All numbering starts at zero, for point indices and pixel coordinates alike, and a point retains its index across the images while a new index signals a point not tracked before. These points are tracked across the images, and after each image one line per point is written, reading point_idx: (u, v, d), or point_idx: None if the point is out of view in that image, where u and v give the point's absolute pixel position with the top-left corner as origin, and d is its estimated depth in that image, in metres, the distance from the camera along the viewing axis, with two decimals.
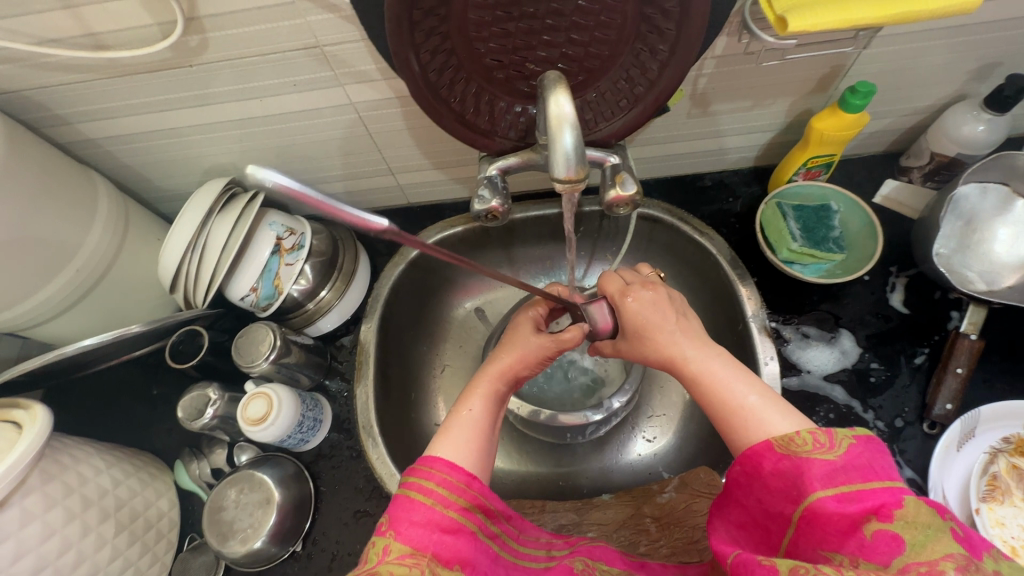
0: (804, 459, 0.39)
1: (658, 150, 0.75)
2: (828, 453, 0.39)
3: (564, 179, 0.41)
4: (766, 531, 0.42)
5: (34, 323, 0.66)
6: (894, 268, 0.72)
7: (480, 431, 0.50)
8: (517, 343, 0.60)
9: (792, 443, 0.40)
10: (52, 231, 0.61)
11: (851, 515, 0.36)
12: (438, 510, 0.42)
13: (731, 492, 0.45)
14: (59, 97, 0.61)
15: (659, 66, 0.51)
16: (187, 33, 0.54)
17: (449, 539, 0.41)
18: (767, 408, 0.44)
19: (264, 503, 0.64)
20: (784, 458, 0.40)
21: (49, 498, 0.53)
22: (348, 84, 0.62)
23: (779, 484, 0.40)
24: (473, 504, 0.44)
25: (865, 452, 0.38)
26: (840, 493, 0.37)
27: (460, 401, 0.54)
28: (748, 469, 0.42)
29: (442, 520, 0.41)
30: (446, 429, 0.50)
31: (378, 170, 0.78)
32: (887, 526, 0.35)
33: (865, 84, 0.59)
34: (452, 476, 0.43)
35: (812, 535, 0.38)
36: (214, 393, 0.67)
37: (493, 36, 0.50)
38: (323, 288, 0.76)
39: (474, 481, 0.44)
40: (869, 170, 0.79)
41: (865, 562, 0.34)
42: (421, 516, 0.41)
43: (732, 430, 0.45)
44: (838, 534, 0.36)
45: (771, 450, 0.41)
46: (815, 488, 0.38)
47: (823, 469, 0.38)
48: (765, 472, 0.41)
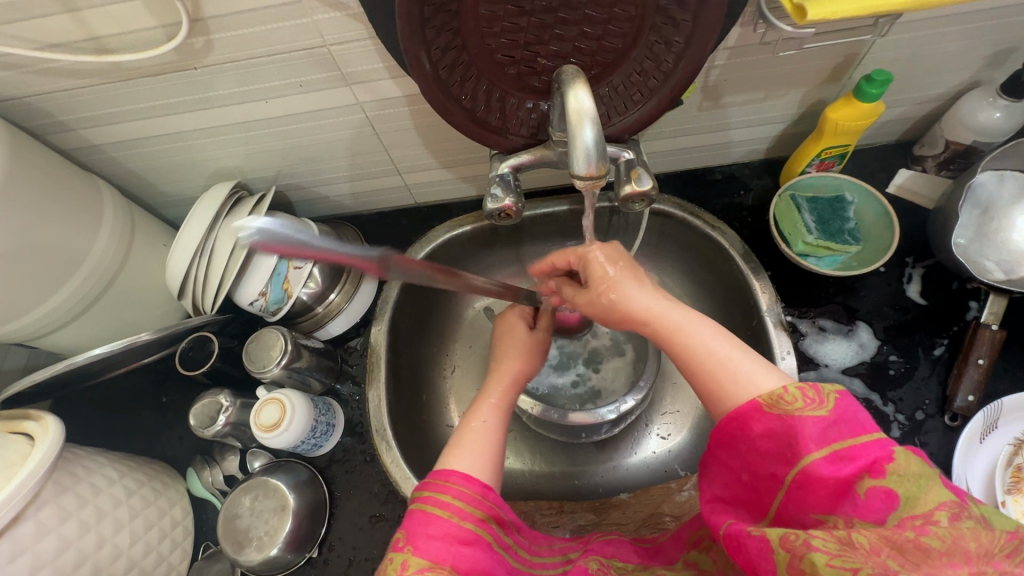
0: (795, 417, 0.38)
1: (669, 143, 0.74)
2: (819, 410, 0.37)
3: (584, 176, 0.40)
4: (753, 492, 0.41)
5: (42, 333, 0.65)
6: (911, 258, 0.71)
7: (495, 442, 0.50)
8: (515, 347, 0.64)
9: (781, 400, 0.39)
10: (58, 239, 0.60)
11: (844, 474, 0.35)
12: (456, 523, 0.41)
13: (718, 455, 0.43)
14: (63, 103, 0.60)
15: (675, 58, 0.50)
16: (192, 35, 0.53)
17: (467, 551, 0.40)
18: (747, 366, 0.43)
19: (280, 510, 0.64)
20: (774, 418, 0.38)
21: (63, 510, 0.52)
22: (356, 84, 0.61)
23: (769, 446, 0.39)
24: (488, 516, 0.43)
25: (850, 407, 0.38)
26: (833, 451, 0.36)
27: (469, 414, 0.54)
28: (737, 429, 0.41)
29: (460, 532, 0.41)
30: (458, 442, 0.50)
31: (385, 170, 0.77)
32: (881, 483, 0.34)
33: (881, 72, 0.58)
34: (468, 488, 0.43)
35: (804, 498, 0.36)
36: (226, 399, 0.66)
37: (504, 31, 0.49)
38: (332, 290, 0.76)
39: (489, 493, 0.44)
40: (882, 160, 0.78)
41: (860, 522, 0.34)
42: (438, 529, 0.41)
43: (716, 393, 0.43)
44: (831, 495, 0.35)
45: (760, 411, 0.39)
46: (809, 449, 0.36)
47: (816, 428, 0.37)
48: (753, 432, 0.40)
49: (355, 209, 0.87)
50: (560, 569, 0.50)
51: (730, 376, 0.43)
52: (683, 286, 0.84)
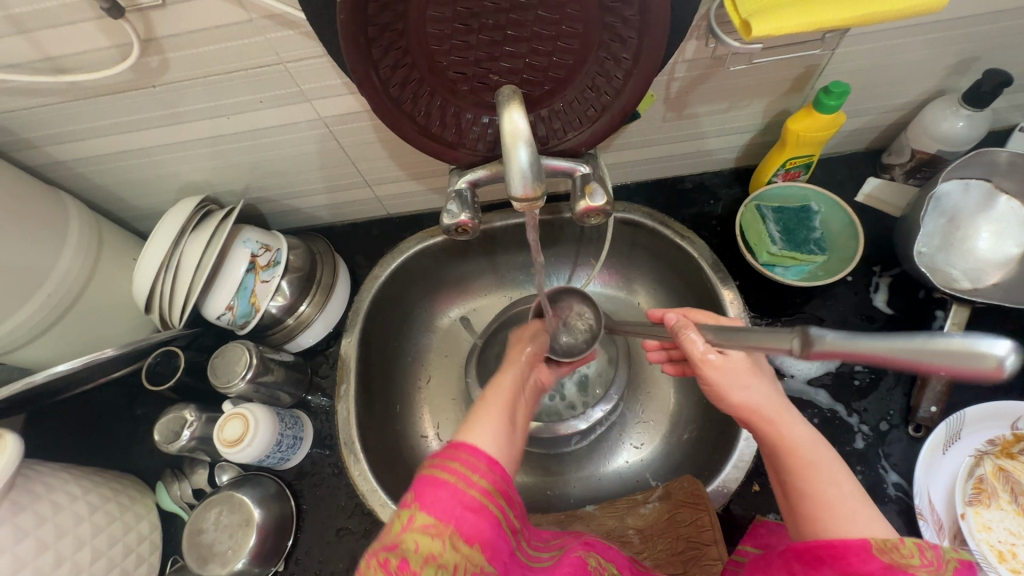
0: (909, 573, 0.36)
1: (636, 154, 0.74)
2: (936, 575, 0.36)
3: (520, 198, 0.39)
4: None
5: (9, 349, 0.65)
6: (878, 267, 0.71)
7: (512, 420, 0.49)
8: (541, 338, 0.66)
9: (898, 552, 0.37)
10: (19, 257, 0.61)
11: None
12: (464, 488, 0.39)
13: (788, 565, 0.41)
14: (24, 121, 0.60)
15: (624, 74, 0.50)
16: (146, 54, 0.54)
17: (474, 518, 0.38)
18: (853, 503, 0.42)
19: (244, 525, 0.64)
20: (881, 565, 0.37)
21: (19, 529, 0.53)
22: (315, 99, 0.61)
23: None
24: (501, 489, 0.41)
25: None
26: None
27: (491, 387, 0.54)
28: (830, 558, 0.38)
29: (467, 497, 0.39)
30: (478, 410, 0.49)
31: (355, 182, 0.78)
32: None
33: (838, 84, 0.58)
34: (479, 458, 0.41)
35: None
36: (191, 414, 0.66)
37: (454, 49, 0.49)
38: (302, 302, 0.76)
39: (498, 466, 0.42)
40: (851, 169, 0.78)
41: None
42: (447, 491, 0.39)
43: (814, 522, 0.42)
44: None
45: (869, 551, 0.38)
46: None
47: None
48: (852, 568, 0.37)
49: (329, 221, 0.87)
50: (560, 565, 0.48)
51: (834, 510, 0.41)
52: (656, 296, 0.83)
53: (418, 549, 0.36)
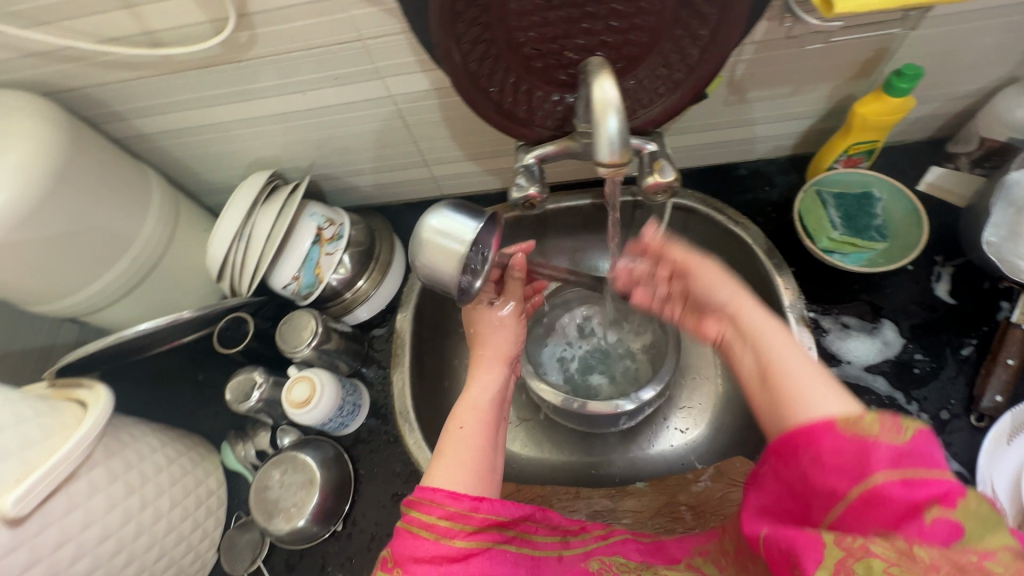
0: (870, 441, 0.36)
1: (694, 138, 0.75)
2: (897, 437, 0.36)
3: (607, 164, 0.41)
4: (802, 505, 0.40)
5: (95, 308, 0.70)
6: (940, 257, 0.70)
7: (480, 448, 0.52)
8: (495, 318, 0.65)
9: (858, 422, 0.37)
10: (109, 221, 0.65)
11: (914, 498, 0.34)
12: (445, 544, 0.43)
13: (771, 463, 0.42)
14: (118, 93, 0.64)
15: (700, 51, 0.51)
16: (238, 29, 0.57)
17: (460, 567, 0.43)
18: (814, 387, 0.42)
19: (307, 484, 0.67)
20: (848, 437, 0.37)
21: (112, 471, 0.55)
22: (388, 77, 0.63)
23: (836, 463, 0.37)
24: (480, 527, 0.45)
25: (930, 441, 0.36)
26: (904, 478, 0.35)
27: (452, 416, 0.55)
28: (802, 441, 0.39)
29: (448, 552, 0.43)
30: (440, 453, 0.51)
31: (413, 162, 0.80)
32: (948, 514, 0.33)
33: (911, 67, 0.58)
34: (453, 508, 0.45)
35: (866, 515, 0.35)
36: (260, 376, 0.69)
37: (533, 25, 0.50)
38: (360, 277, 0.78)
39: (479, 505, 0.46)
40: (913, 157, 0.77)
41: (923, 545, 0.32)
42: (425, 550, 0.43)
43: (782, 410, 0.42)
44: (893, 517, 0.34)
45: (832, 429, 0.38)
46: (879, 470, 0.35)
47: (890, 452, 0.35)
48: (821, 447, 0.38)
49: (384, 200, 0.90)
50: (556, 553, 0.52)
51: (799, 392, 0.42)
52: None
53: None
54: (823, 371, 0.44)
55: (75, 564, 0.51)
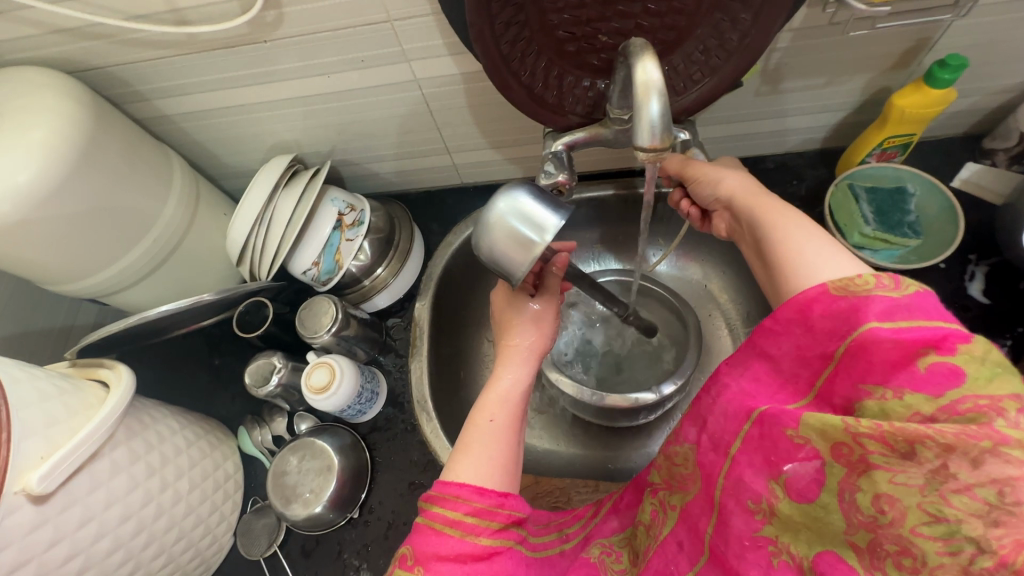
0: (862, 299, 0.38)
1: (722, 130, 0.73)
2: (891, 292, 0.37)
3: (647, 148, 0.39)
4: (793, 378, 0.43)
5: (115, 290, 0.70)
6: (974, 255, 0.69)
7: (506, 445, 0.51)
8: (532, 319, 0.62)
9: (851, 283, 0.39)
10: (132, 201, 0.64)
11: (907, 347, 0.35)
12: (469, 541, 0.44)
13: (760, 344, 0.45)
14: (142, 73, 0.64)
15: (740, 36, 0.49)
16: (265, 8, 0.56)
17: (482, 566, 0.43)
18: (818, 255, 0.43)
19: (324, 470, 0.67)
20: (838, 301, 0.39)
21: (133, 452, 0.55)
22: (415, 60, 0.62)
23: (826, 325, 0.39)
24: (504, 524, 0.46)
25: (927, 297, 0.37)
26: (896, 326, 0.36)
27: (479, 407, 0.54)
28: (795, 313, 0.41)
29: (472, 549, 0.44)
30: (466, 445, 0.51)
31: (435, 149, 0.79)
32: (945, 360, 0.34)
33: (956, 56, 0.56)
34: (479, 503, 0.45)
35: (857, 370, 0.37)
36: (279, 360, 0.69)
37: (568, 7, 0.49)
38: (379, 265, 0.78)
39: (504, 502, 0.46)
40: (948, 153, 0.75)
41: (913, 394, 0.34)
42: (449, 549, 0.43)
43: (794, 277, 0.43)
44: (887, 367, 0.36)
45: (826, 294, 0.39)
46: (869, 320, 0.37)
47: (883, 306, 0.37)
48: (813, 315, 0.40)
49: (403, 188, 0.89)
50: (556, 548, 0.55)
51: (798, 261, 0.44)
52: (729, 278, 0.82)
53: None
54: (831, 242, 0.43)
55: (97, 543, 0.51)
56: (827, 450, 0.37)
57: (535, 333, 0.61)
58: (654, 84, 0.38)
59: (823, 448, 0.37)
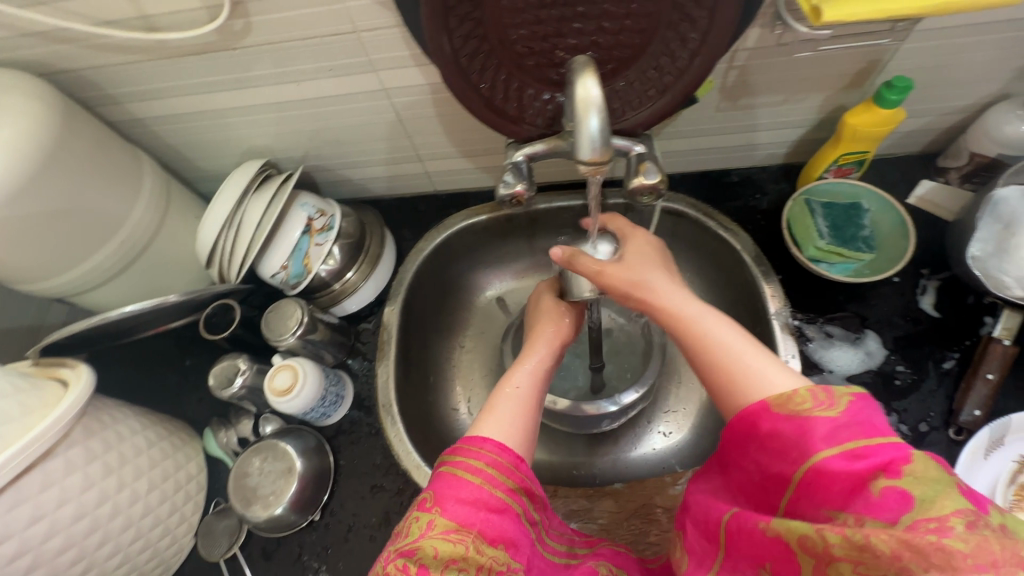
0: (806, 418, 0.38)
1: (686, 143, 0.75)
2: (830, 411, 0.38)
3: (589, 161, 0.41)
4: (764, 492, 0.41)
5: (82, 290, 0.70)
6: (926, 270, 0.71)
7: (527, 412, 0.51)
8: (553, 316, 0.63)
9: (792, 402, 0.39)
10: (100, 203, 0.65)
11: (856, 471, 0.35)
12: (486, 490, 0.43)
13: (731, 456, 0.44)
14: (113, 77, 0.65)
15: (690, 54, 0.51)
16: (233, 17, 0.57)
17: (496, 518, 0.43)
18: (757, 365, 0.44)
19: (286, 473, 0.67)
20: (784, 417, 0.39)
21: (91, 451, 0.56)
22: (382, 70, 0.64)
23: (778, 445, 0.39)
24: (520, 489, 0.46)
25: (864, 410, 0.38)
26: (844, 449, 0.36)
27: (505, 377, 0.55)
28: (747, 429, 0.42)
29: (489, 499, 0.43)
30: (491, 405, 0.51)
31: (408, 156, 0.80)
32: (895, 483, 0.34)
33: (902, 79, 0.58)
34: (501, 458, 0.46)
35: (813, 491, 0.37)
36: (244, 363, 0.70)
37: (526, 23, 0.50)
38: (349, 269, 0.78)
39: (521, 464, 0.46)
40: (905, 171, 0.77)
41: (870, 519, 0.34)
42: (469, 493, 0.43)
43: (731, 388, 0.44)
44: (843, 492, 0.36)
45: (768, 411, 0.40)
46: (819, 447, 0.37)
47: (827, 426, 0.37)
48: (762, 431, 0.40)
49: (378, 194, 0.90)
50: (563, 561, 0.52)
51: (738, 375, 0.44)
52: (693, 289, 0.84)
53: (437, 553, 0.40)
54: (755, 346, 0.45)
55: (48, 541, 0.51)
56: (793, 544, 0.36)
57: (560, 325, 0.62)
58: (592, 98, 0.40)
59: (789, 546, 0.36)
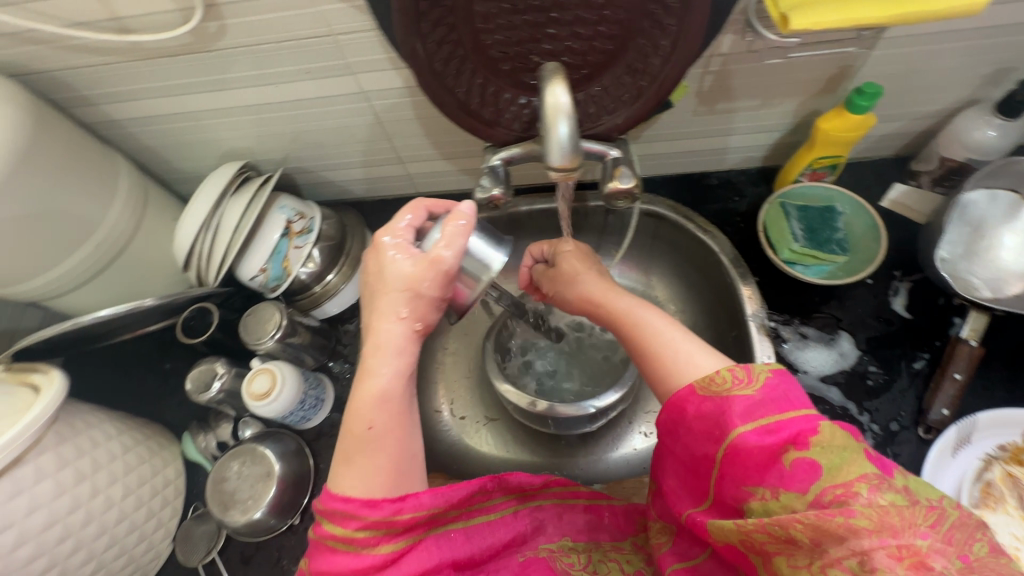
0: (725, 398, 0.39)
1: (665, 147, 0.76)
2: (747, 389, 0.39)
3: (558, 168, 0.42)
4: (696, 476, 0.42)
5: (55, 293, 0.69)
6: (898, 272, 0.72)
7: (393, 447, 0.45)
8: (387, 293, 0.48)
9: (713, 384, 0.41)
10: (74, 206, 0.64)
11: (770, 445, 0.36)
12: (370, 554, 0.43)
13: (664, 441, 0.45)
14: (86, 78, 0.64)
15: (662, 59, 0.51)
16: (207, 19, 0.57)
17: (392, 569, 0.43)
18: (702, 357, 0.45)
19: (266, 477, 0.67)
20: (707, 399, 0.40)
21: (62, 458, 0.55)
22: (361, 73, 0.64)
23: (703, 426, 0.40)
24: (405, 526, 0.44)
25: (780, 384, 0.39)
26: (759, 425, 0.37)
27: (355, 407, 0.46)
28: (675, 415, 0.43)
29: (376, 560, 0.43)
30: (349, 451, 0.45)
31: (390, 159, 0.80)
32: (804, 454, 0.35)
33: (871, 85, 0.59)
34: (371, 514, 0.43)
35: (733, 473, 0.38)
36: (222, 366, 0.69)
37: (499, 28, 0.51)
38: (330, 272, 0.78)
39: (399, 505, 0.44)
40: (878, 174, 0.78)
41: (785, 492, 0.35)
42: (354, 566, 0.42)
43: (664, 377, 0.45)
44: (758, 467, 0.36)
45: (694, 394, 0.41)
46: (736, 424, 0.38)
47: (743, 404, 0.38)
48: (689, 416, 0.41)
49: (360, 195, 0.90)
50: (511, 510, 0.53)
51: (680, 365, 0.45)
52: (675, 287, 0.84)
53: None
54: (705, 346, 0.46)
55: (18, 549, 0.51)
56: (740, 545, 0.37)
57: (407, 307, 0.48)
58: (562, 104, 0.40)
59: (740, 549, 0.37)
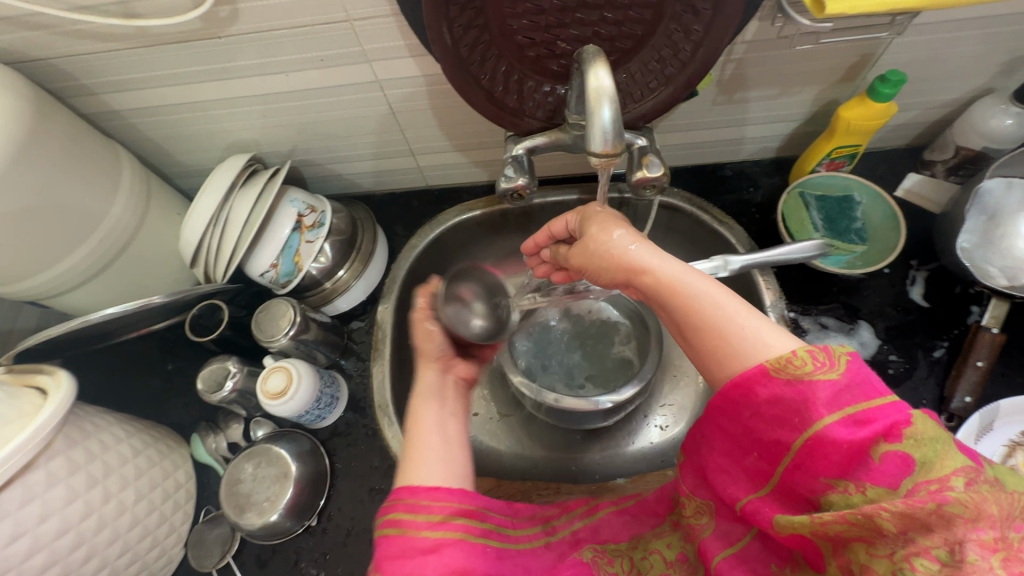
0: (807, 383, 0.37)
1: (682, 137, 0.75)
2: (832, 373, 0.37)
3: (600, 153, 0.40)
4: (755, 459, 0.41)
5: (56, 292, 0.66)
6: (915, 261, 0.72)
7: (437, 447, 0.46)
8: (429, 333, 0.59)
9: (792, 365, 0.38)
10: (76, 200, 0.62)
11: (860, 438, 0.35)
12: (417, 537, 0.41)
13: (716, 419, 0.43)
14: (87, 66, 0.61)
15: (693, 46, 0.51)
16: (218, 4, 0.54)
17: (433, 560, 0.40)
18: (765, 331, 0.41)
19: (282, 478, 0.65)
20: (785, 384, 0.38)
21: (73, 462, 0.53)
22: (376, 61, 0.62)
23: (776, 412, 0.38)
24: (449, 514, 0.42)
25: (861, 369, 0.37)
26: (846, 415, 0.36)
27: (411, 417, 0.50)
28: (739, 396, 0.40)
29: (423, 544, 0.40)
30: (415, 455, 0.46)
31: (401, 151, 0.78)
32: (897, 447, 0.34)
33: (896, 72, 0.58)
34: (418, 497, 0.42)
35: (813, 464, 0.37)
36: (234, 365, 0.67)
37: (527, 13, 0.49)
38: (340, 267, 0.76)
39: (440, 490, 0.43)
40: (892, 165, 0.78)
41: (874, 487, 0.34)
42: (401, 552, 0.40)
43: (720, 355, 0.42)
44: (843, 460, 0.35)
45: (767, 376, 0.39)
46: (823, 415, 0.36)
47: (829, 392, 0.36)
48: (759, 399, 0.39)
49: (368, 188, 0.88)
50: (540, 540, 0.52)
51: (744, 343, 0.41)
52: None
53: None
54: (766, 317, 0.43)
55: (30, 558, 0.49)
56: (810, 535, 0.36)
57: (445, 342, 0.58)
58: (603, 89, 0.39)
59: (803, 536, 0.37)
